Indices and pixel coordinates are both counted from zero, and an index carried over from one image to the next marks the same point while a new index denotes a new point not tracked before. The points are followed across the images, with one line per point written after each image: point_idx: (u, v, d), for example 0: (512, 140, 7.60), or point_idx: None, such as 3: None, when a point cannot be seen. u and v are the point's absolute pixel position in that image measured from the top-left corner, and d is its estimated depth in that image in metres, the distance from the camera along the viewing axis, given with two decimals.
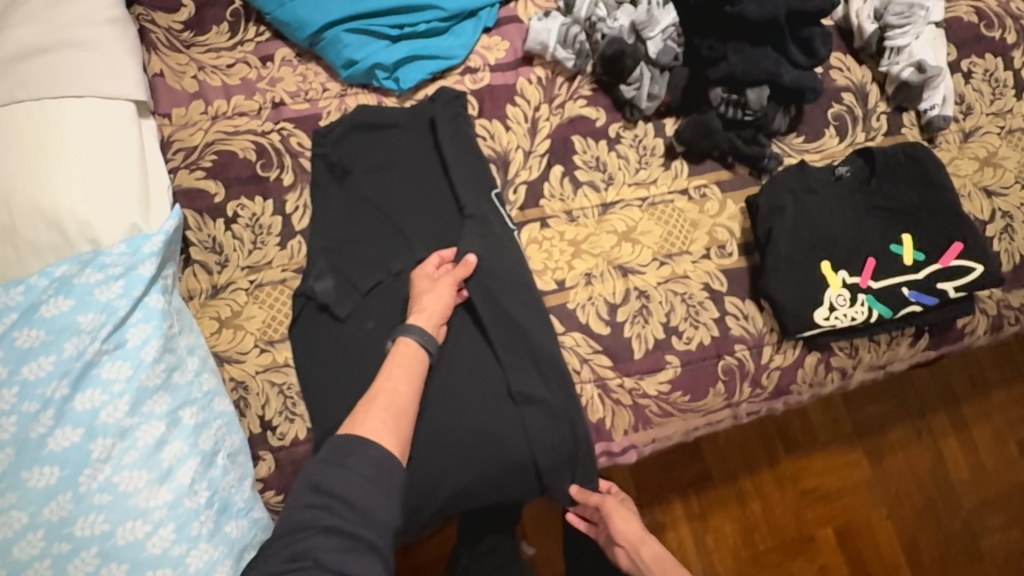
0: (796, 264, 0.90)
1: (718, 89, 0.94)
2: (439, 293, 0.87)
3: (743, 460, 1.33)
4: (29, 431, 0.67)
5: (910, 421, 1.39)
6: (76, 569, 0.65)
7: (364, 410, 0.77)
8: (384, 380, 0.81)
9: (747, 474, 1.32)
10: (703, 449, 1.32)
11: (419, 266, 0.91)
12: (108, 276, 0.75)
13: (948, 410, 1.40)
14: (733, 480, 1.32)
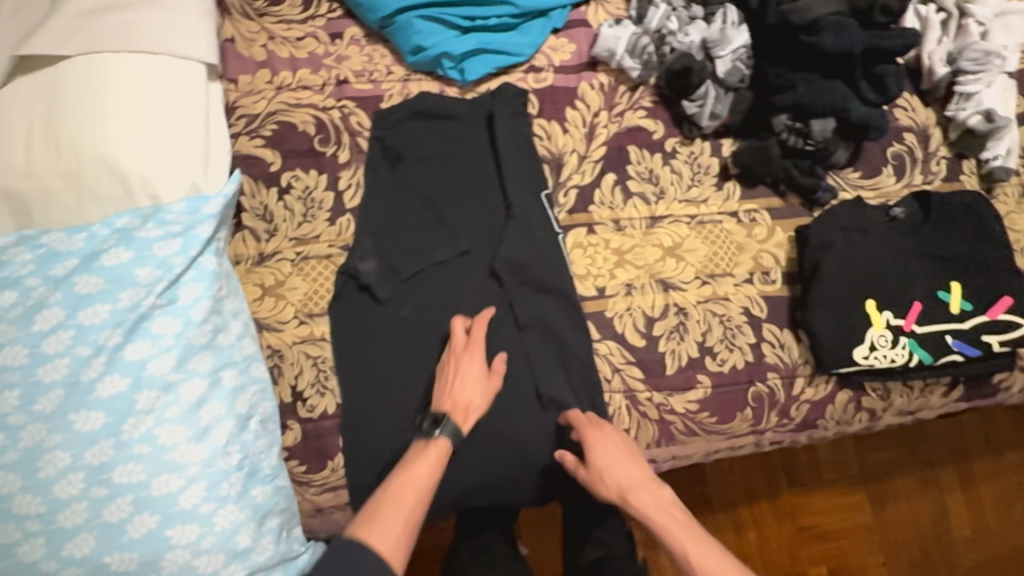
0: (840, 299, 0.89)
1: (783, 115, 0.93)
2: (480, 390, 0.86)
3: (745, 489, 1.32)
4: (79, 375, 0.68)
5: (917, 471, 1.38)
6: (110, 515, 0.67)
7: (375, 516, 0.76)
8: (404, 486, 0.79)
9: (747, 503, 1.32)
10: (707, 473, 1.32)
11: (458, 348, 0.87)
12: (168, 233, 0.77)
13: (959, 464, 1.39)
14: (731, 508, 1.31)
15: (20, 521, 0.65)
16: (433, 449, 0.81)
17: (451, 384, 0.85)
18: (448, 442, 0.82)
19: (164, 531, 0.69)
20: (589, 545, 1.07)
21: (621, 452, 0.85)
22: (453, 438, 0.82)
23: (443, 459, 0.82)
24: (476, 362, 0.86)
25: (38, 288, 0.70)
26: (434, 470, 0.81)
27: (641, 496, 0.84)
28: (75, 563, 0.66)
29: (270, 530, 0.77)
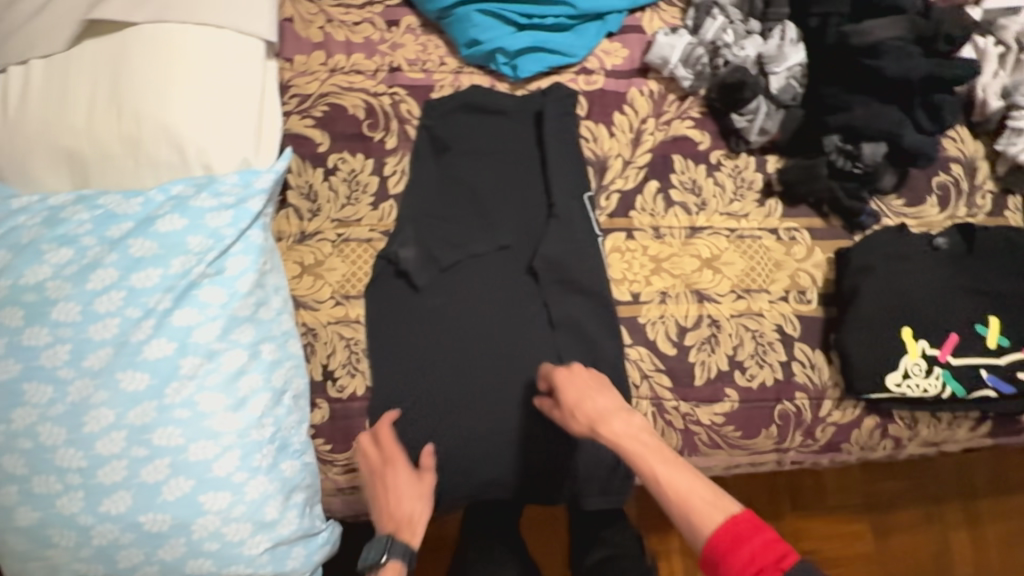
0: (877, 325, 0.89)
1: (834, 136, 0.93)
2: (418, 494, 0.86)
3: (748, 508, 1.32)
4: (129, 336, 0.69)
5: (923, 505, 1.37)
6: (148, 475, 0.68)
7: None
8: None
9: None
10: None
11: (378, 465, 0.87)
12: (222, 204, 0.78)
13: (966, 503, 1.37)
14: None
15: (62, 474, 0.66)
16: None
17: (385, 501, 0.86)
18: (399, 564, 0.83)
19: (197, 496, 0.70)
20: (595, 546, 1.06)
21: (593, 387, 0.84)
22: (405, 558, 0.83)
23: None
24: (402, 469, 0.87)
25: (93, 248, 0.72)
26: None
27: (614, 424, 0.79)
28: (111, 519, 0.67)
29: (295, 505, 0.78)
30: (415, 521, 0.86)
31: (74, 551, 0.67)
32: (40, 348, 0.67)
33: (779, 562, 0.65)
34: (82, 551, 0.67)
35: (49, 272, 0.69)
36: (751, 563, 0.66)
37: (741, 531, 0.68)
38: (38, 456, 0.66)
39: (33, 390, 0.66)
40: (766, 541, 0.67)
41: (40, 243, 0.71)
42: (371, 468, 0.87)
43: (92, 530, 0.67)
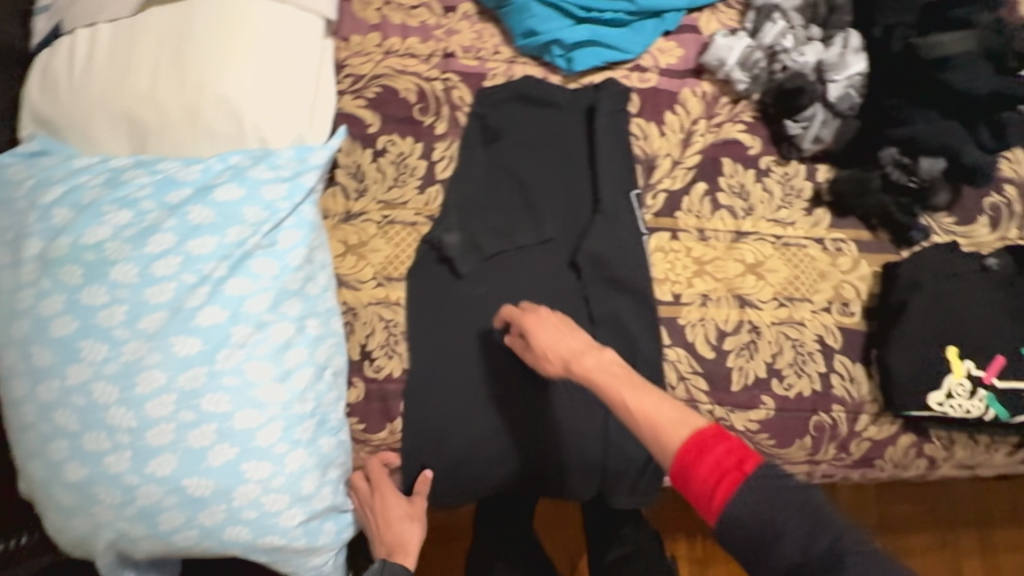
0: (923, 342, 0.88)
1: (892, 149, 0.92)
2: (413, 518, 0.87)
3: None
4: (183, 301, 0.70)
5: (938, 530, 1.35)
6: (194, 440, 0.68)
7: None
8: None
9: None
10: None
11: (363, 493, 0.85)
12: (278, 177, 0.79)
13: (982, 531, 1.36)
14: None
15: (111, 432, 0.67)
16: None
17: (380, 529, 0.85)
18: None
19: (240, 464, 0.70)
20: (614, 543, 1.05)
21: (566, 326, 0.79)
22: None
23: None
24: (393, 496, 0.86)
25: (152, 211, 0.72)
26: None
27: (586, 362, 0.74)
28: (156, 480, 0.68)
29: (330, 481, 0.78)
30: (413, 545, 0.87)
31: (119, 509, 0.68)
32: (98, 307, 0.68)
33: (745, 467, 0.61)
34: (127, 510, 0.68)
35: (109, 232, 0.70)
36: (719, 472, 0.62)
37: (706, 440, 0.63)
38: (91, 413, 0.66)
39: (89, 348, 0.67)
40: (735, 452, 0.62)
41: (102, 204, 0.71)
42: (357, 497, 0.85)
43: (137, 490, 0.67)
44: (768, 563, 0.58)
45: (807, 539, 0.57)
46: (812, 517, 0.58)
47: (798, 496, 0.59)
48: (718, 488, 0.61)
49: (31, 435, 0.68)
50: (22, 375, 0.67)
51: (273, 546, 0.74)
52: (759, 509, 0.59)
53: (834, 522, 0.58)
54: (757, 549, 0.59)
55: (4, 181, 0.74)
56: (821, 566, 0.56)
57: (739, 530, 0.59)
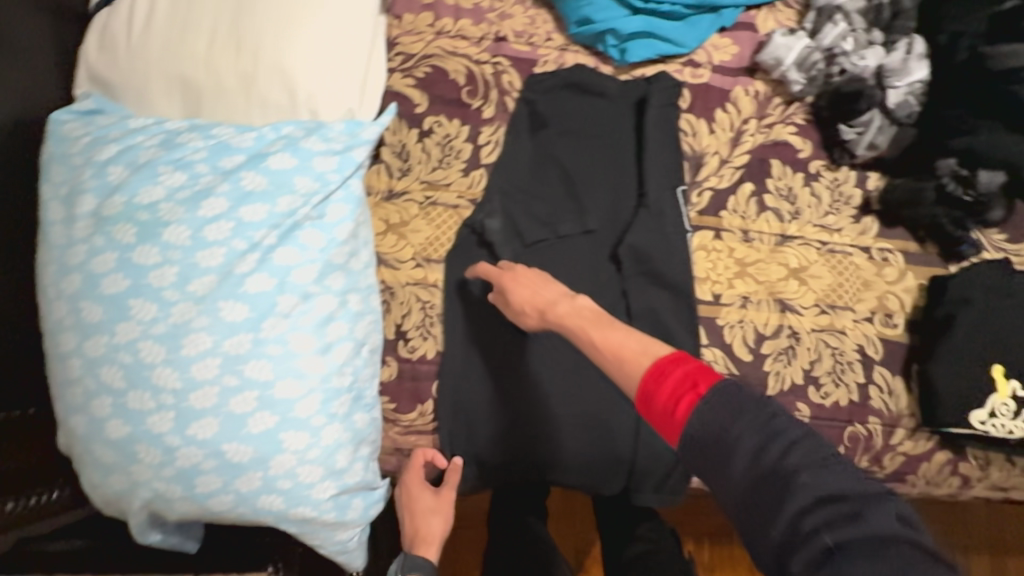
0: (968, 358, 0.86)
1: (950, 160, 0.90)
2: (437, 511, 0.89)
3: None
4: (233, 267, 0.70)
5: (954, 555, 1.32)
6: (236, 406, 0.69)
7: None
8: None
9: None
10: None
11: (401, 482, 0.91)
12: (330, 149, 0.78)
13: None
14: None
15: (155, 392, 0.67)
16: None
17: (407, 518, 0.90)
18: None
19: (278, 433, 0.70)
20: (631, 542, 1.03)
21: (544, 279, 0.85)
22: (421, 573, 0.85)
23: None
24: (421, 488, 0.90)
25: (206, 175, 0.72)
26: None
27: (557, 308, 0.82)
28: (196, 443, 0.68)
29: (362, 457, 0.78)
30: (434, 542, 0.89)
31: (157, 469, 0.68)
32: (149, 267, 0.68)
33: (700, 386, 0.63)
34: (165, 470, 0.68)
35: (163, 193, 0.70)
36: (677, 393, 0.64)
37: (665, 365, 0.67)
38: (136, 371, 0.67)
39: (138, 307, 0.67)
40: (689, 371, 0.65)
41: (157, 165, 0.71)
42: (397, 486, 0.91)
43: (177, 451, 0.68)
44: (721, 477, 0.58)
45: (758, 452, 0.57)
46: (767, 431, 0.58)
47: (752, 412, 0.59)
48: (675, 407, 0.64)
49: (76, 390, 0.68)
50: (72, 329, 0.68)
51: (303, 517, 0.74)
52: (714, 424, 0.60)
53: (790, 438, 0.57)
54: (712, 465, 0.59)
55: (60, 136, 0.74)
56: (771, 480, 0.55)
57: (695, 446, 0.61)
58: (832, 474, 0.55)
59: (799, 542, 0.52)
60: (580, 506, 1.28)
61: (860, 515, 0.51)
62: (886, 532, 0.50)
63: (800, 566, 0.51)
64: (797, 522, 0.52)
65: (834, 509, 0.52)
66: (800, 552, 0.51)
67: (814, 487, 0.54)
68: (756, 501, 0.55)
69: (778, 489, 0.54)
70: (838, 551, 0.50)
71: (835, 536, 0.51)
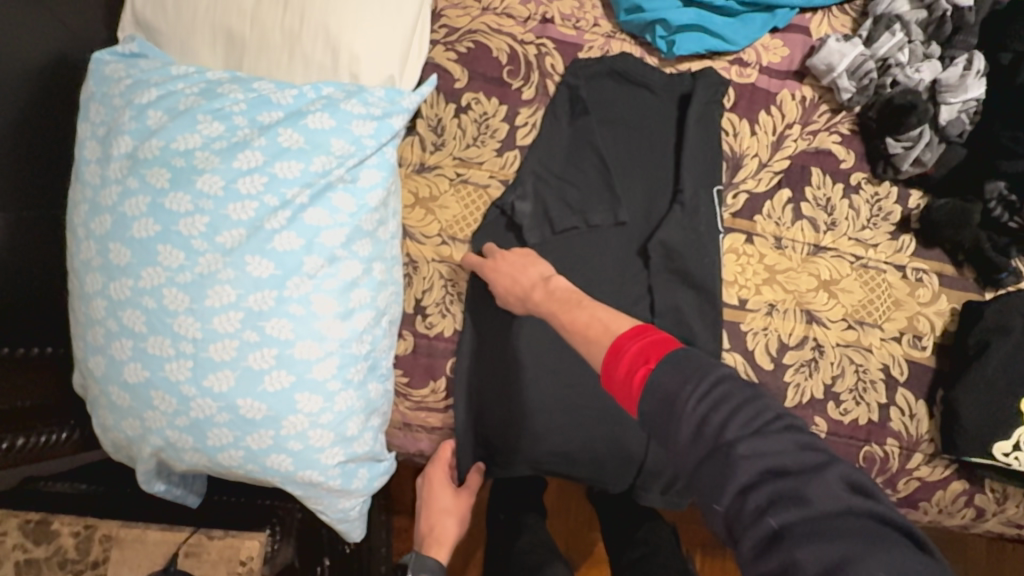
0: (997, 388, 0.84)
1: (999, 183, 0.87)
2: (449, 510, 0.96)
3: None
4: (263, 222, 0.69)
5: None
6: (254, 362, 0.68)
7: None
8: None
9: None
10: None
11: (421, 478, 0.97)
12: (368, 114, 0.76)
13: None
14: None
15: (176, 340, 0.67)
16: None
17: (426, 515, 0.97)
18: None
19: (293, 394, 0.70)
20: (633, 545, 1.01)
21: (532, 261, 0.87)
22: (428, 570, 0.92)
23: None
24: (439, 491, 0.95)
25: (243, 128, 0.71)
26: None
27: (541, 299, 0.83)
28: (212, 395, 0.67)
29: (372, 427, 0.78)
30: (447, 542, 0.97)
31: (171, 417, 0.68)
32: (180, 214, 0.67)
33: (652, 361, 0.62)
34: (178, 419, 0.68)
35: (199, 142, 0.70)
36: (631, 371, 0.64)
37: (620, 343, 0.67)
38: (159, 317, 0.66)
39: (166, 253, 0.67)
40: (642, 345, 0.65)
41: (196, 112, 0.70)
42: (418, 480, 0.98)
43: (192, 402, 0.67)
44: (673, 452, 0.57)
45: (702, 426, 0.55)
46: (710, 401, 0.56)
47: (694, 384, 0.57)
48: (631, 385, 0.63)
49: (98, 331, 0.68)
50: (99, 270, 0.67)
51: (309, 481, 0.73)
52: (662, 399, 0.59)
53: (733, 404, 0.55)
54: (664, 441, 0.58)
55: (102, 76, 0.73)
56: (714, 455, 0.53)
57: (648, 423, 0.60)
58: (776, 444, 0.52)
59: (745, 525, 0.50)
60: (576, 502, 1.26)
61: (804, 492, 0.49)
62: (832, 508, 0.48)
63: (749, 549, 0.49)
64: (742, 504, 0.50)
65: (778, 485, 0.50)
66: (747, 535, 0.49)
67: (756, 462, 0.51)
68: (703, 480, 0.54)
69: (721, 466, 0.52)
70: (785, 534, 0.47)
71: (780, 517, 0.48)
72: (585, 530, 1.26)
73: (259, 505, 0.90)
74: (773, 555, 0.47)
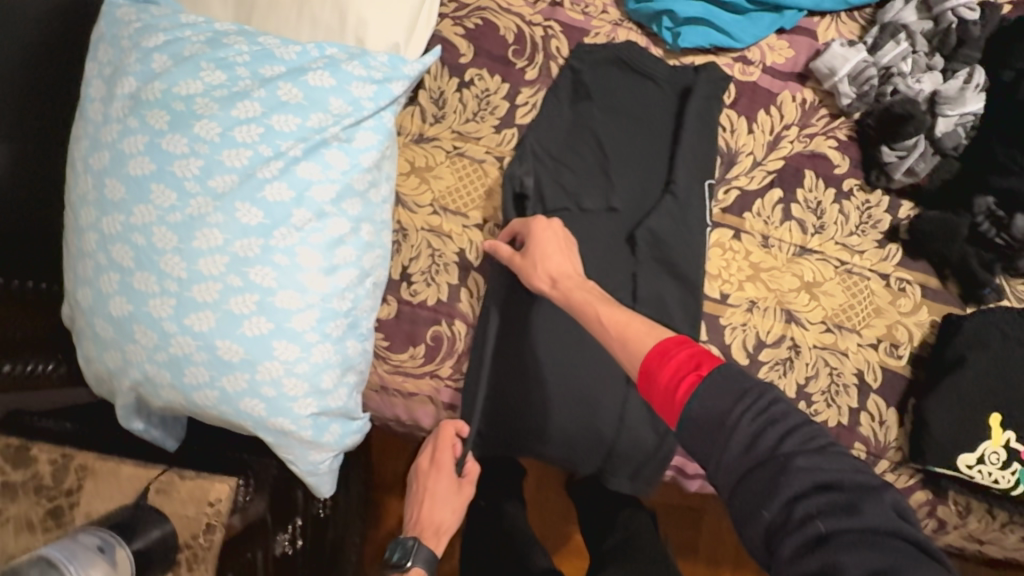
0: (967, 401, 0.85)
1: (988, 198, 0.89)
2: (449, 497, 0.97)
3: (734, 553, 1.27)
4: (256, 171, 0.71)
5: None
6: (235, 306, 0.70)
7: None
8: None
9: (730, 565, 1.27)
10: (704, 522, 1.26)
11: (416, 462, 0.97)
12: (369, 76, 0.78)
13: None
14: (713, 565, 1.27)
15: (161, 277, 0.68)
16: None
17: (425, 504, 0.96)
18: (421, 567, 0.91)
19: (271, 340, 0.71)
20: (613, 531, 1.02)
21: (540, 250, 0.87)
22: (426, 562, 0.91)
23: None
24: (441, 479, 0.96)
25: (245, 79, 0.73)
26: None
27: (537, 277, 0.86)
28: (192, 334, 0.69)
29: (347, 383, 0.79)
30: (444, 531, 0.96)
31: (151, 352, 0.70)
32: (176, 156, 0.69)
33: (703, 367, 0.67)
34: (158, 354, 0.70)
35: (200, 88, 0.71)
36: (680, 373, 0.68)
37: (669, 347, 0.71)
38: (147, 254, 0.68)
39: (159, 192, 0.69)
40: (692, 352, 0.70)
41: (200, 60, 0.72)
42: (414, 467, 0.97)
43: (172, 338, 0.69)
44: (718, 464, 0.63)
45: (755, 440, 0.61)
46: (765, 418, 0.62)
47: (752, 399, 0.63)
48: (677, 387, 0.68)
49: (88, 263, 0.70)
50: (93, 204, 0.70)
51: (281, 429, 0.75)
52: (714, 408, 0.64)
53: (787, 425, 0.61)
54: (708, 448, 0.64)
55: (113, 19, 0.75)
56: (767, 466, 0.59)
57: (694, 427, 0.65)
58: (827, 463, 0.58)
59: (790, 528, 0.56)
60: (550, 490, 1.27)
61: (855, 506, 0.55)
62: (881, 525, 0.54)
63: (790, 548, 0.55)
64: (790, 509, 0.56)
65: (829, 498, 0.56)
66: (791, 536, 0.55)
67: (810, 475, 0.57)
68: (751, 485, 0.59)
69: (773, 475, 0.58)
70: (830, 539, 0.54)
71: (828, 523, 0.54)
72: (559, 521, 1.28)
73: (233, 457, 0.92)
74: (816, 556, 0.53)
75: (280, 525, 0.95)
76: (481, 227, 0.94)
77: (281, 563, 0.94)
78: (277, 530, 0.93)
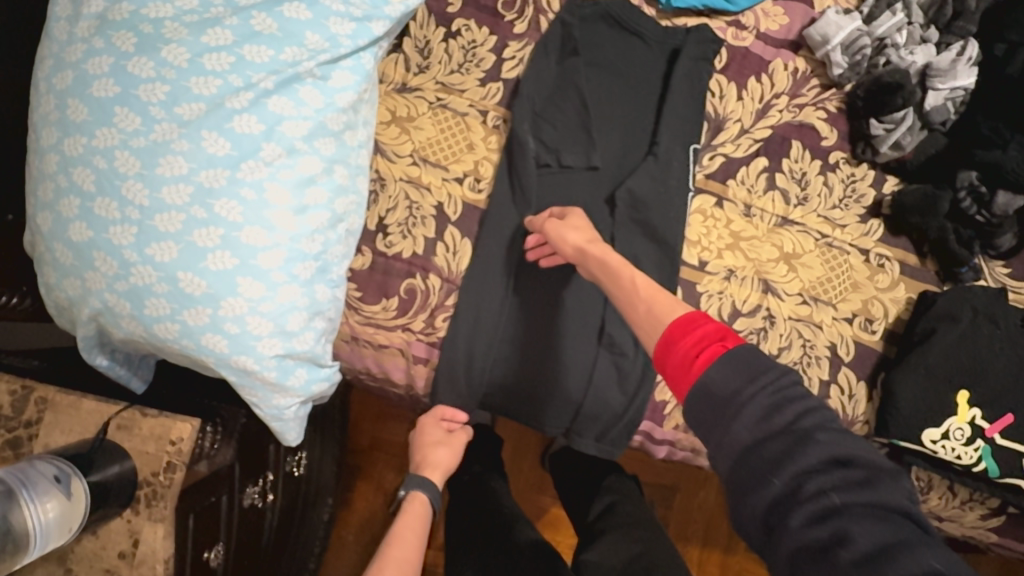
0: (936, 376, 0.85)
1: (971, 173, 0.89)
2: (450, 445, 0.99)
3: (703, 531, 1.27)
4: (225, 100, 0.69)
5: None
6: (199, 238, 0.68)
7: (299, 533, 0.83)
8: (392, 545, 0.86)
9: (699, 542, 1.27)
10: (676, 497, 1.27)
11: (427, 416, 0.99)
12: (348, 13, 0.75)
13: None
14: (681, 542, 1.27)
15: (123, 204, 0.67)
16: (411, 506, 0.93)
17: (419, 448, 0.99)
18: (422, 496, 0.94)
19: (234, 276, 0.70)
20: (599, 495, 1.02)
21: (568, 221, 0.86)
22: (426, 491, 0.95)
23: (422, 511, 0.93)
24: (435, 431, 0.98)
25: (217, 7, 0.71)
26: (414, 519, 0.91)
27: (568, 238, 0.84)
28: (153, 264, 0.68)
29: (315, 328, 0.78)
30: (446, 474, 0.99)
31: (111, 280, 0.69)
32: (141, 80, 0.67)
33: (727, 341, 0.64)
34: (119, 284, 0.69)
35: (170, 12, 0.69)
36: (702, 342, 0.65)
37: (695, 319, 0.68)
38: (108, 178, 0.67)
39: (122, 116, 0.67)
40: (718, 326, 0.67)
41: None
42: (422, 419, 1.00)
43: (133, 267, 0.68)
44: (727, 437, 0.58)
45: (771, 413, 0.57)
46: (781, 395, 0.58)
47: (775, 374, 0.59)
48: (696, 356, 0.65)
49: (49, 186, 0.68)
50: (55, 124, 0.68)
51: (243, 368, 0.73)
52: (727, 383, 0.60)
53: (805, 404, 0.57)
54: (716, 418, 0.60)
55: None
56: (782, 438, 0.56)
57: (705, 397, 0.61)
58: (845, 439, 0.55)
59: (801, 498, 0.52)
60: (524, 459, 1.27)
61: (871, 482, 0.52)
62: (897, 503, 0.52)
63: (800, 518, 0.52)
64: (804, 480, 0.53)
65: (846, 473, 0.53)
66: (802, 506, 0.52)
67: (827, 450, 0.54)
68: (763, 455, 0.56)
69: (789, 446, 0.55)
70: (843, 511, 0.51)
71: (843, 496, 0.52)
72: (532, 491, 1.28)
73: (202, 403, 0.88)
74: (826, 525, 0.51)
75: (250, 478, 0.92)
76: (462, 181, 0.92)
77: (250, 514, 0.93)
78: (246, 483, 0.91)
